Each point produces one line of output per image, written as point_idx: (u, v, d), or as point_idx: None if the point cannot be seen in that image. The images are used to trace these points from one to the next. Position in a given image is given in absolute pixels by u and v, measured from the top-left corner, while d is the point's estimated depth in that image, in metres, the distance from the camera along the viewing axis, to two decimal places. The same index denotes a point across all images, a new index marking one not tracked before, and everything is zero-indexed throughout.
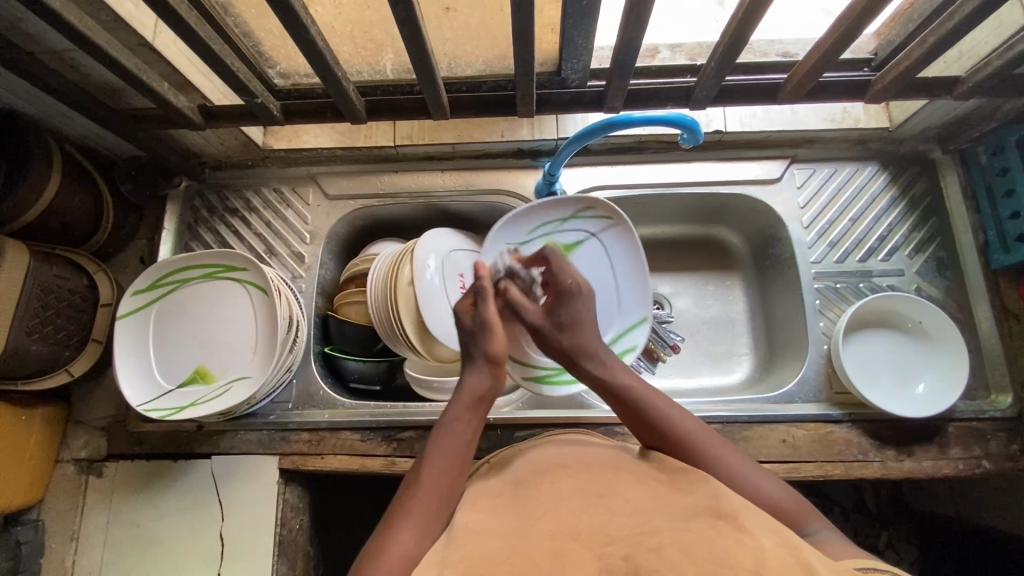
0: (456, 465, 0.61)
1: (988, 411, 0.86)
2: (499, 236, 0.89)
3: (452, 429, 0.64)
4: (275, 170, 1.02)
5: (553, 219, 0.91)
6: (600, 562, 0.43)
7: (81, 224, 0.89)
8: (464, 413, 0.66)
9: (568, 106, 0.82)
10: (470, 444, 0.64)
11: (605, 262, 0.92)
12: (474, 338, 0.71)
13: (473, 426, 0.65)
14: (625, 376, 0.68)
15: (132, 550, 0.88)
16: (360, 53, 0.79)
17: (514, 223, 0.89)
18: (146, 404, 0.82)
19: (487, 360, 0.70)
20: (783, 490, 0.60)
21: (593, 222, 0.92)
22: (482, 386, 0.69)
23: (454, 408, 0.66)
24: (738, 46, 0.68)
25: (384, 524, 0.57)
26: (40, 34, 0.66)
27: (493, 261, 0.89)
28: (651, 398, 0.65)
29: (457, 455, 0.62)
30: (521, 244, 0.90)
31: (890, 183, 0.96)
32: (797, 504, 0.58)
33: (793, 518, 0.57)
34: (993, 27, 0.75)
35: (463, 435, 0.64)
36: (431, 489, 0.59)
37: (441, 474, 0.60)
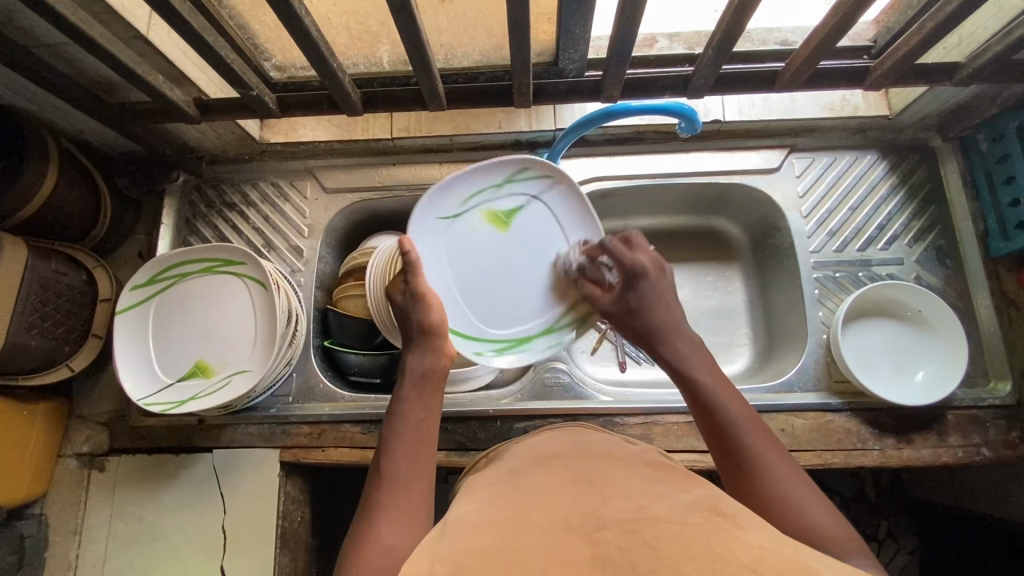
0: (415, 446, 0.62)
1: (987, 399, 0.86)
2: (425, 213, 0.76)
3: (403, 411, 0.65)
4: (272, 164, 1.01)
5: (487, 183, 0.79)
6: (594, 551, 0.43)
7: (79, 219, 0.89)
8: (413, 392, 0.66)
9: (565, 96, 0.82)
10: (424, 421, 0.65)
11: (552, 225, 0.81)
12: (410, 311, 0.71)
13: (424, 404, 0.66)
14: (701, 369, 0.65)
15: (135, 543, 0.88)
16: (356, 45, 0.78)
17: (441, 194, 0.76)
18: (147, 398, 0.82)
19: (423, 333, 0.70)
20: (826, 510, 0.54)
21: (531, 183, 0.80)
22: (422, 361, 0.69)
23: (400, 388, 0.67)
24: (736, 34, 0.67)
25: (360, 520, 0.57)
26: (34, 27, 0.66)
27: (424, 242, 0.77)
28: (726, 399, 0.62)
29: (413, 437, 0.63)
30: (452, 218, 0.78)
31: (889, 172, 0.96)
32: (844, 535, 0.53)
33: (823, 536, 0.52)
34: (993, 13, 0.75)
35: (415, 414, 0.65)
36: (396, 479, 0.59)
37: (399, 457, 0.61)
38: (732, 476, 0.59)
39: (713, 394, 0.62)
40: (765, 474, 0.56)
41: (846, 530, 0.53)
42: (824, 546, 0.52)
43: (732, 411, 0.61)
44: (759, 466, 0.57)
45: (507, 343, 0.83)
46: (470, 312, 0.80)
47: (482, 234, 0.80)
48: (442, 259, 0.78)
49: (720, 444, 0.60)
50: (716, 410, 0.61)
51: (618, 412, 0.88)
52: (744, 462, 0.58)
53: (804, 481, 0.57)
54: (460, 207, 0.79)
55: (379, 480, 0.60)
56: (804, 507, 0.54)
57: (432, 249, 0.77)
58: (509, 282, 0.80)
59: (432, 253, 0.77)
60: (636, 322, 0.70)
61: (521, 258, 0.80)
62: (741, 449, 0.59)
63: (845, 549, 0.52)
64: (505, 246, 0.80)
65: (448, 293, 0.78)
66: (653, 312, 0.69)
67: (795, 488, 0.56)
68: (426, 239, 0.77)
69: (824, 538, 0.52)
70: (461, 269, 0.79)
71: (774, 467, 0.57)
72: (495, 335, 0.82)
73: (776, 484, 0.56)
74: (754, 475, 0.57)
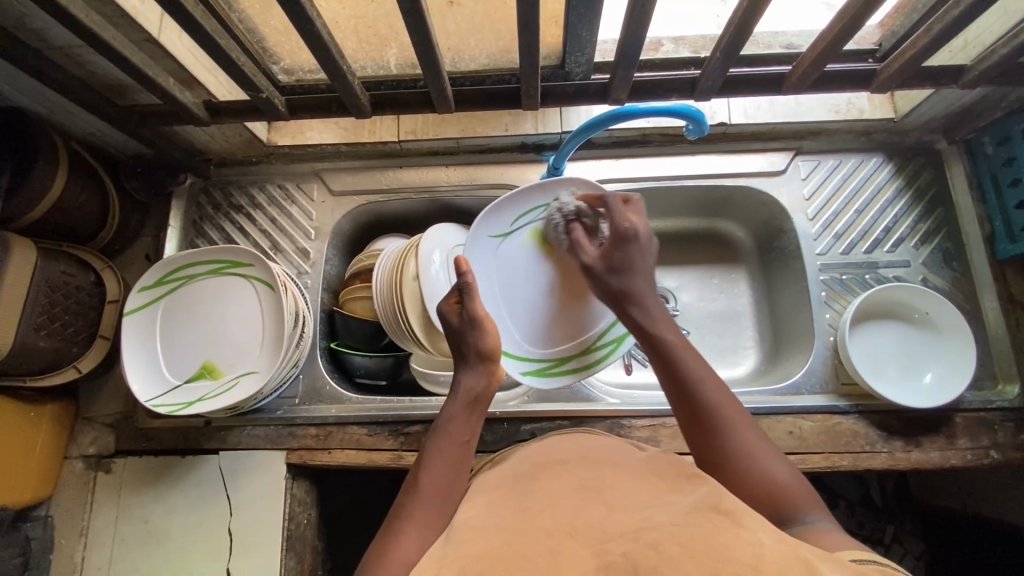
0: (456, 466, 0.63)
1: (996, 401, 0.86)
2: (480, 231, 0.84)
3: (449, 431, 0.66)
4: (280, 167, 1.02)
5: (538, 205, 0.86)
6: (598, 559, 0.43)
7: (87, 221, 0.90)
8: (461, 413, 0.67)
9: (572, 99, 0.82)
10: (466, 444, 0.65)
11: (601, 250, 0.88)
12: (467, 333, 0.72)
13: (470, 427, 0.67)
14: (665, 329, 0.67)
15: (141, 545, 0.88)
16: (364, 48, 0.79)
17: (495, 214, 0.84)
18: (153, 399, 0.82)
19: (479, 358, 0.71)
20: (783, 467, 0.58)
21: (579, 206, 0.86)
22: (476, 386, 0.69)
23: (450, 408, 0.68)
24: (744, 36, 0.67)
25: (387, 529, 0.57)
26: (46, 30, 0.66)
27: (477, 256, 0.84)
28: (694, 362, 0.63)
29: (455, 457, 0.64)
30: (504, 236, 0.85)
31: (895, 175, 0.96)
32: (800, 489, 0.56)
33: (786, 496, 0.56)
34: (998, 16, 0.75)
35: (462, 436, 0.66)
36: (432, 494, 0.60)
37: (439, 473, 0.62)
38: (695, 434, 0.61)
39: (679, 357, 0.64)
40: (728, 435, 0.59)
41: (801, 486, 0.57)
42: (788, 505, 0.55)
43: (705, 373, 0.63)
44: (718, 421, 0.60)
45: (552, 363, 0.88)
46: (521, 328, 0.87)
47: (529, 252, 0.86)
48: (501, 275, 0.85)
49: (688, 405, 0.61)
50: (680, 366, 0.63)
51: (625, 415, 0.88)
52: (710, 425, 0.60)
53: (763, 440, 0.60)
54: (511, 226, 0.86)
55: (415, 491, 0.60)
56: (765, 467, 0.57)
57: (489, 271, 0.85)
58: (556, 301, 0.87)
59: (484, 272, 0.85)
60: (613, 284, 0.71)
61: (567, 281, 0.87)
62: (709, 410, 0.60)
63: (801, 509, 0.55)
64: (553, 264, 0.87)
65: (505, 310, 0.86)
66: (626, 275, 0.70)
67: (757, 451, 0.58)
68: (486, 261, 0.85)
69: (792, 498, 0.56)
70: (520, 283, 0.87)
71: (731, 423, 0.60)
72: (542, 355, 0.88)
73: (737, 445, 0.59)
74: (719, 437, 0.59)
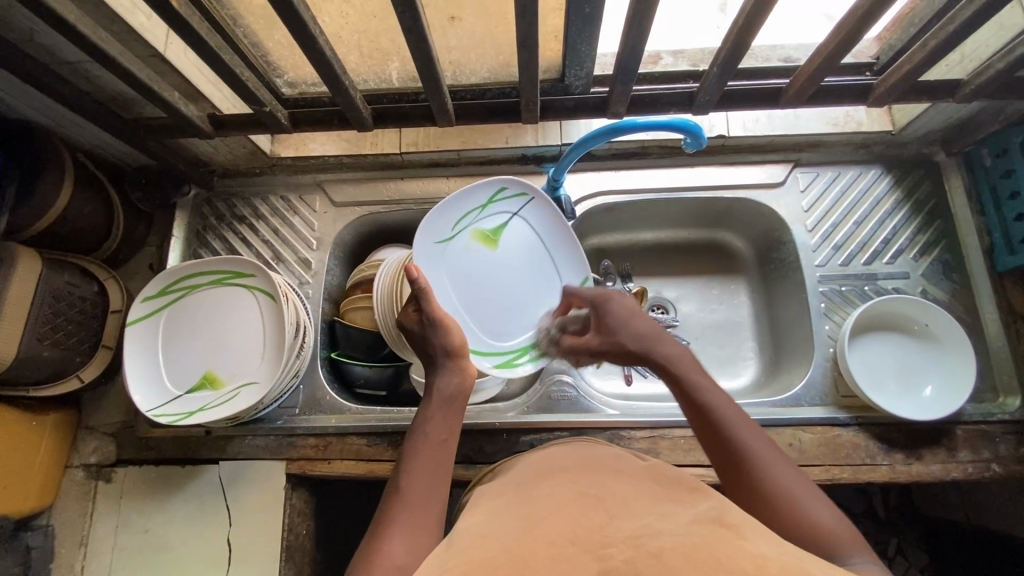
0: (437, 470, 0.62)
1: (997, 414, 0.86)
2: (424, 238, 0.80)
3: (426, 432, 0.65)
4: (283, 178, 1.03)
5: (473, 207, 0.85)
6: (600, 564, 0.43)
7: (92, 231, 0.91)
8: (438, 412, 0.67)
9: (572, 112, 0.83)
10: (445, 442, 0.65)
11: (531, 235, 0.89)
12: (430, 333, 0.72)
13: (448, 426, 0.66)
14: (697, 375, 0.65)
15: (141, 555, 0.88)
16: (366, 62, 0.80)
17: (434, 222, 0.81)
18: (155, 409, 0.82)
19: (448, 356, 0.71)
20: (829, 512, 0.55)
21: (512, 201, 0.88)
22: (448, 386, 0.69)
23: (425, 409, 0.67)
24: (741, 53, 0.68)
25: (373, 534, 0.57)
26: (55, 46, 0.68)
27: (427, 265, 0.80)
28: (721, 407, 0.62)
29: (432, 456, 0.63)
30: (447, 241, 0.82)
31: (893, 187, 0.96)
32: (850, 536, 0.53)
33: (835, 542, 0.52)
34: (993, 31, 0.76)
35: (440, 436, 0.65)
36: (417, 497, 0.60)
37: (422, 476, 0.61)
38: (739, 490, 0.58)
39: (710, 404, 0.63)
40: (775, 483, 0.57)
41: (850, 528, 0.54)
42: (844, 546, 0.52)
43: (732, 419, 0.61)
44: (757, 465, 0.58)
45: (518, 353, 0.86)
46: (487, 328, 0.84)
47: (476, 254, 0.85)
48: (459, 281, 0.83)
49: (729, 458, 0.59)
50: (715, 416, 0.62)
51: (625, 426, 0.87)
52: (754, 477, 0.58)
53: (807, 483, 0.58)
54: (454, 230, 0.84)
55: (398, 496, 0.60)
56: (811, 509, 0.55)
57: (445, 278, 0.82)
58: (509, 298, 0.86)
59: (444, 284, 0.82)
60: (623, 338, 0.70)
61: (518, 273, 0.87)
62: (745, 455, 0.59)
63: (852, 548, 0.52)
64: (501, 259, 0.86)
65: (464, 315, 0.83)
66: (629, 330, 0.71)
67: (804, 498, 0.56)
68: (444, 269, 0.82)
69: (847, 540, 0.53)
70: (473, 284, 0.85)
71: (774, 468, 0.58)
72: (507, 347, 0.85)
73: (785, 490, 0.57)
74: (766, 488, 0.57)
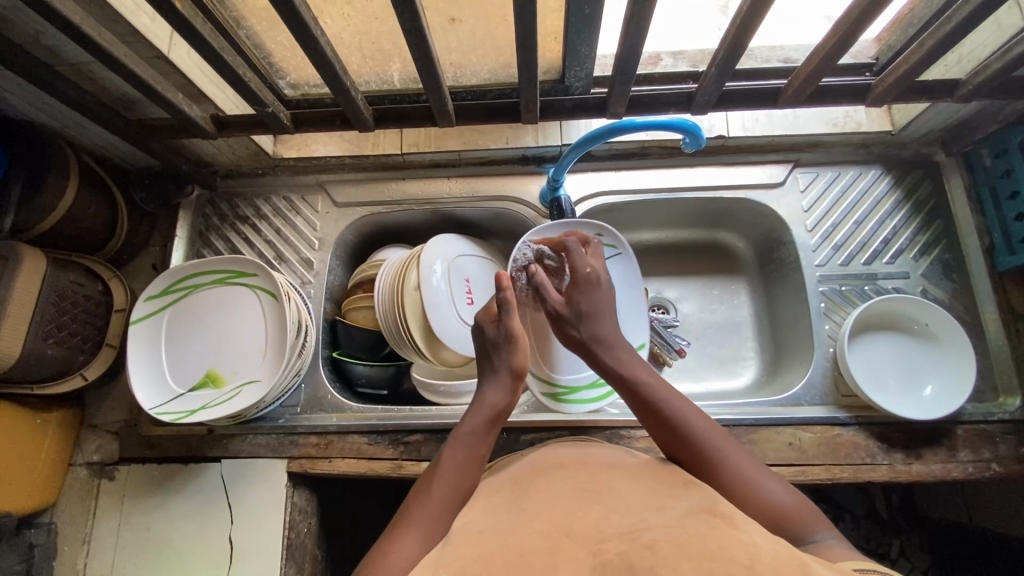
0: (466, 480, 0.62)
1: (997, 414, 0.85)
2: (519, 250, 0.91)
3: (466, 442, 0.65)
4: (285, 178, 1.04)
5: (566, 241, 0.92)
6: (594, 558, 0.43)
7: (96, 231, 0.91)
8: (483, 428, 0.67)
9: (571, 112, 0.84)
10: (482, 459, 0.65)
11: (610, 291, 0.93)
12: (502, 349, 0.73)
13: (487, 442, 0.66)
14: (642, 371, 0.68)
15: (142, 553, 0.88)
16: (368, 63, 0.81)
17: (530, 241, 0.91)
18: (158, 407, 0.83)
19: (508, 373, 0.72)
20: (783, 490, 0.58)
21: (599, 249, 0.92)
22: (500, 401, 0.69)
23: (471, 420, 0.67)
24: (738, 53, 0.69)
25: (391, 531, 0.57)
26: (60, 47, 0.69)
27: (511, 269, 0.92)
28: (671, 399, 0.64)
29: (469, 469, 0.63)
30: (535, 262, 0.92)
31: (893, 187, 0.96)
32: (803, 511, 0.55)
33: (790, 518, 0.55)
34: (991, 30, 0.76)
35: (477, 449, 0.65)
36: (440, 501, 0.59)
37: (449, 481, 0.61)
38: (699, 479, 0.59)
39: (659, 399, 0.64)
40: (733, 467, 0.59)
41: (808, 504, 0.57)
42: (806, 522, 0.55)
43: (682, 411, 0.63)
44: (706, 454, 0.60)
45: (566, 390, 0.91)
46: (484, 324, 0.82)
47: None
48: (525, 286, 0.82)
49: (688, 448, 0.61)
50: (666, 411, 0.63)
51: (624, 425, 0.88)
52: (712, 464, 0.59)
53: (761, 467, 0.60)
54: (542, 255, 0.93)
55: (423, 497, 0.60)
56: (764, 487, 0.57)
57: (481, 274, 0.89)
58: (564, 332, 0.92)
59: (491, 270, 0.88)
60: (582, 329, 0.73)
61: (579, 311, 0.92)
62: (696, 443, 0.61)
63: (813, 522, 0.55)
64: None
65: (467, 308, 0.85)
66: (591, 323, 0.73)
67: (761, 477, 0.58)
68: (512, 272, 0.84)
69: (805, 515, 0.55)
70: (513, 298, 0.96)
71: (725, 452, 0.60)
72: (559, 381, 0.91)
73: (737, 470, 0.58)
74: (722, 473, 0.58)
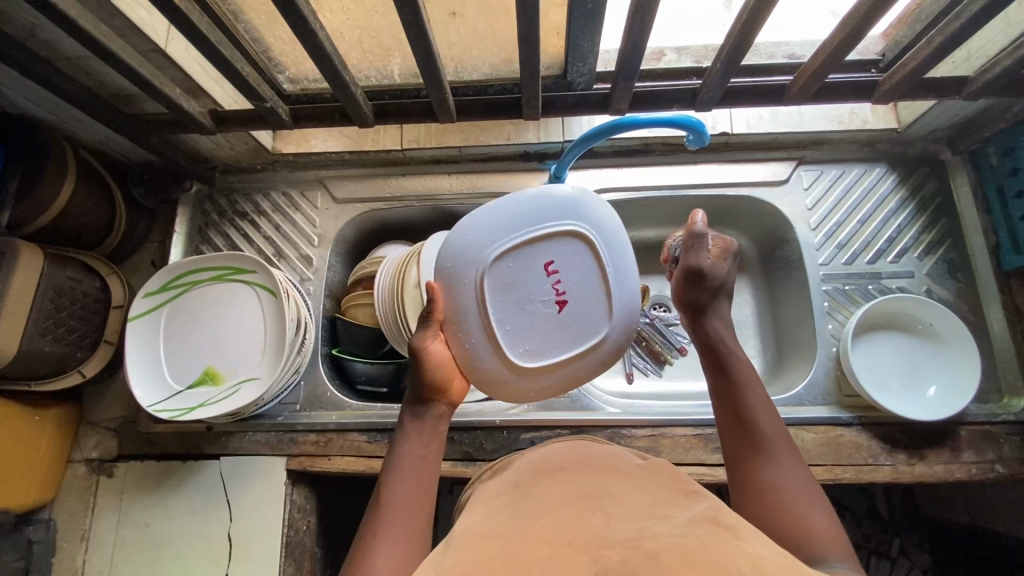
0: (418, 482, 0.59)
1: (1000, 414, 0.85)
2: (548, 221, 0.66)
3: (406, 449, 0.62)
4: (284, 174, 1.03)
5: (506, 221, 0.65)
6: (596, 565, 0.42)
7: (93, 227, 0.91)
8: (416, 432, 0.63)
9: (574, 109, 0.83)
10: (426, 459, 0.61)
11: (530, 271, 0.65)
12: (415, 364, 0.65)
13: (427, 442, 0.63)
14: (733, 355, 0.66)
15: (141, 550, 0.88)
16: (368, 58, 0.80)
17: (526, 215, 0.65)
18: (156, 404, 0.82)
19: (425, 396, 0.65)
20: (816, 516, 0.53)
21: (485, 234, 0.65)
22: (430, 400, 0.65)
23: (404, 427, 0.64)
24: (743, 49, 0.68)
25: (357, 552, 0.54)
26: (57, 41, 0.68)
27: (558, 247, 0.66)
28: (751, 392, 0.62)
29: (414, 474, 0.60)
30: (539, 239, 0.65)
31: (899, 185, 0.96)
32: (820, 540, 0.51)
33: (800, 538, 0.52)
34: (1000, 27, 0.75)
35: (420, 449, 0.62)
36: (392, 511, 0.57)
37: (400, 490, 0.58)
38: (737, 467, 0.59)
39: (739, 389, 0.62)
40: (770, 468, 0.57)
41: (835, 537, 0.52)
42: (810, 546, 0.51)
43: (756, 404, 0.61)
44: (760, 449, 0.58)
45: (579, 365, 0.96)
46: (532, 337, 0.67)
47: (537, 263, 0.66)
48: (579, 273, 0.66)
49: (737, 433, 0.60)
50: (740, 398, 0.62)
51: (625, 425, 0.87)
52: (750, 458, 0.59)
53: (808, 488, 0.55)
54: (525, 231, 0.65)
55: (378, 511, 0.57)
56: (795, 506, 0.54)
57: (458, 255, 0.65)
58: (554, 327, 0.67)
59: (488, 249, 0.64)
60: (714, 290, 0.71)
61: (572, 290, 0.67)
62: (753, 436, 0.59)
63: (824, 550, 0.51)
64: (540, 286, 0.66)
65: (499, 313, 0.66)
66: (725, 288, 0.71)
67: (796, 495, 0.55)
68: (566, 263, 0.66)
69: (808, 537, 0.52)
70: (479, 224, 0.65)
71: (776, 460, 0.57)
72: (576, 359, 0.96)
73: (777, 479, 0.56)
74: (758, 468, 0.57)
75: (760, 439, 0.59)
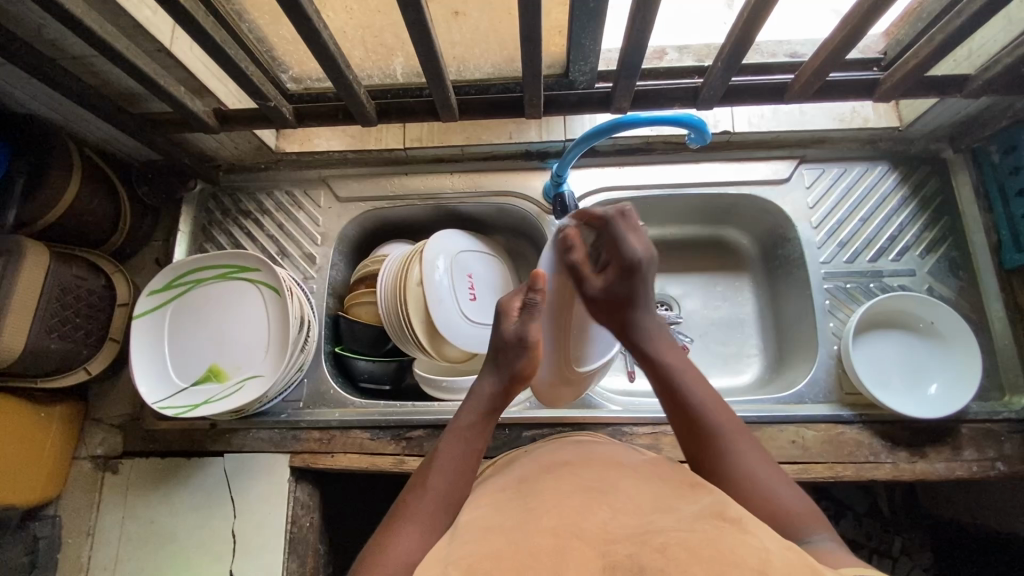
0: (467, 469, 0.63)
1: (1002, 412, 0.85)
2: None
3: (464, 436, 0.66)
4: (287, 173, 1.03)
5: None
6: (604, 559, 0.43)
7: (98, 225, 0.91)
8: (478, 422, 0.67)
9: (576, 107, 0.83)
10: (479, 452, 0.66)
11: None
12: (515, 352, 0.71)
13: (484, 434, 0.67)
14: (669, 355, 0.68)
15: (146, 546, 0.89)
16: (371, 57, 0.80)
17: None
18: (161, 401, 0.83)
19: (512, 378, 0.70)
20: (792, 494, 0.57)
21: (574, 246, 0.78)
22: (497, 394, 0.70)
23: (466, 412, 0.69)
24: (744, 48, 0.68)
25: (392, 520, 0.58)
26: (63, 40, 0.68)
27: None
28: (696, 386, 0.65)
29: (464, 460, 0.64)
30: None
31: (901, 183, 0.96)
32: (806, 515, 0.55)
33: (792, 520, 0.55)
34: (1002, 26, 0.75)
35: (475, 442, 0.66)
36: (437, 492, 0.60)
37: (448, 473, 0.62)
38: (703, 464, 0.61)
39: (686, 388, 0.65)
40: (735, 461, 0.60)
41: (810, 511, 0.56)
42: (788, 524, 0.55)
43: (702, 399, 0.64)
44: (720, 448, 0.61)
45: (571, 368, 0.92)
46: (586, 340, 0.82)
47: None
48: None
49: (693, 433, 0.63)
50: (687, 396, 0.64)
51: (627, 422, 0.88)
52: (711, 451, 0.61)
53: (775, 471, 0.59)
54: None
55: (424, 486, 0.61)
56: (772, 492, 0.57)
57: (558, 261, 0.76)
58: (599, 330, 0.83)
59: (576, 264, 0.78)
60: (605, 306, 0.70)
61: None
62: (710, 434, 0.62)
63: (807, 526, 0.54)
64: None
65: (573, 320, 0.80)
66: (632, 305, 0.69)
67: (766, 482, 0.58)
68: None
69: (784, 516, 0.55)
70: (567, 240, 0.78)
71: (737, 453, 0.60)
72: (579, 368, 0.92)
73: (749, 471, 0.59)
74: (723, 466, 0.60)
75: (717, 437, 0.61)
